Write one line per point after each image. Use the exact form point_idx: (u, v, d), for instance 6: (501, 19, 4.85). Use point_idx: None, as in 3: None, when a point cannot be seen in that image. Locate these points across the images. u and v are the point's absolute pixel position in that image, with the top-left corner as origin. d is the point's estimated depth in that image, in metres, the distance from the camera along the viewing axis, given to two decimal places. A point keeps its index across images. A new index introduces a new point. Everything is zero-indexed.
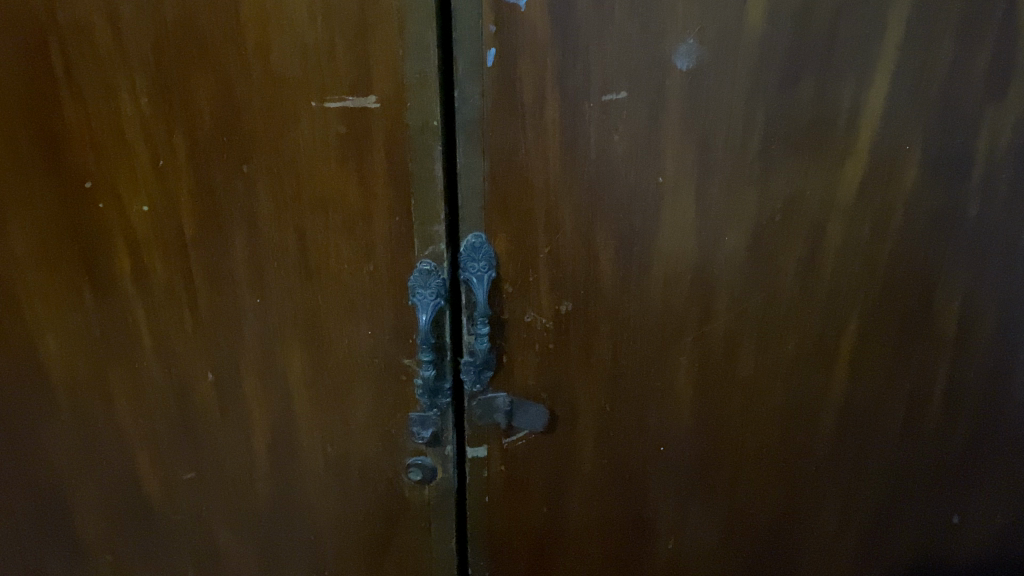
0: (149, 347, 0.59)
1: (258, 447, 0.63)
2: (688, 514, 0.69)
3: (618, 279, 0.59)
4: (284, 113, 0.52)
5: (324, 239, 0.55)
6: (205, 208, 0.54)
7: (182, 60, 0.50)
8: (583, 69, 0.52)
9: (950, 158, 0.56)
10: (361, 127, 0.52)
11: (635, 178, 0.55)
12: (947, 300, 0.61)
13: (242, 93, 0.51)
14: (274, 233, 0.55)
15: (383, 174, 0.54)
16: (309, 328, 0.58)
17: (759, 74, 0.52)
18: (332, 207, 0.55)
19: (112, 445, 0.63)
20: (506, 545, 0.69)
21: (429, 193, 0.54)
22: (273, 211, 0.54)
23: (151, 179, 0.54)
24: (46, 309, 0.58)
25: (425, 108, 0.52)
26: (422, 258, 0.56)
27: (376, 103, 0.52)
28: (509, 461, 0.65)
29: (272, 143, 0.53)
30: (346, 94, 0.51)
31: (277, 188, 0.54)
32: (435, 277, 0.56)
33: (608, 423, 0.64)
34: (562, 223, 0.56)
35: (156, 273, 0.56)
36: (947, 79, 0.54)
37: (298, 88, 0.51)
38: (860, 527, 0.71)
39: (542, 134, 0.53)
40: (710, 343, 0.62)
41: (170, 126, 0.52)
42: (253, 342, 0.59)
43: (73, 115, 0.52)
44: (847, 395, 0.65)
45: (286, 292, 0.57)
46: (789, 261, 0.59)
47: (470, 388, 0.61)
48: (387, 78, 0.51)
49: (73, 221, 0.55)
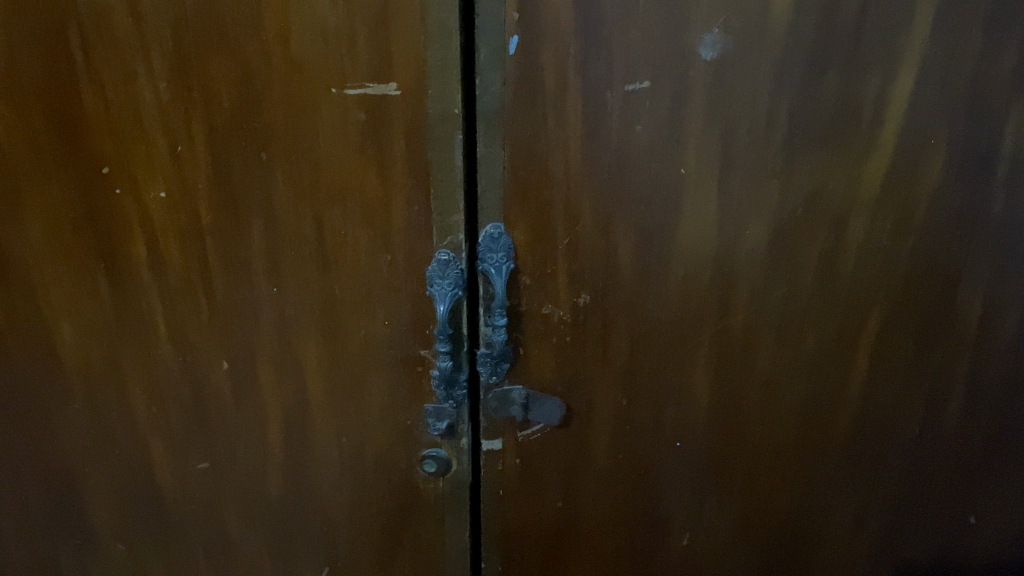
0: (163, 335, 0.60)
1: (272, 434, 0.63)
2: (702, 512, 0.68)
3: (637, 272, 0.58)
4: (303, 100, 0.52)
5: (342, 227, 0.55)
6: (222, 195, 0.55)
7: (202, 45, 0.50)
8: (606, 58, 0.51)
9: (976, 152, 0.55)
10: (380, 116, 0.52)
11: (656, 170, 0.54)
12: (969, 297, 0.60)
13: (262, 79, 0.51)
14: (292, 220, 0.55)
15: (401, 163, 0.53)
16: (325, 317, 0.59)
17: (784, 66, 0.51)
18: (350, 196, 0.54)
19: (128, 430, 0.64)
20: (519, 538, 0.69)
21: (448, 183, 0.54)
22: (290, 198, 0.55)
23: (168, 165, 0.54)
24: (63, 294, 0.59)
25: (446, 95, 0.51)
26: (441, 248, 0.56)
27: (396, 90, 0.51)
28: (523, 452, 0.65)
29: (290, 130, 0.53)
30: (366, 81, 0.51)
31: (295, 176, 0.54)
32: (453, 267, 0.56)
33: (623, 418, 0.64)
34: (582, 215, 0.55)
35: (172, 260, 0.57)
36: (973, 72, 0.53)
37: (317, 75, 0.51)
38: (878, 529, 0.70)
39: (564, 125, 0.52)
40: (729, 339, 0.61)
41: (189, 113, 0.52)
42: (268, 330, 0.59)
43: (91, 101, 0.52)
44: (866, 394, 0.64)
45: (302, 281, 0.57)
46: (809, 257, 0.58)
47: (487, 379, 0.60)
48: (408, 66, 0.50)
49: (90, 207, 0.56)
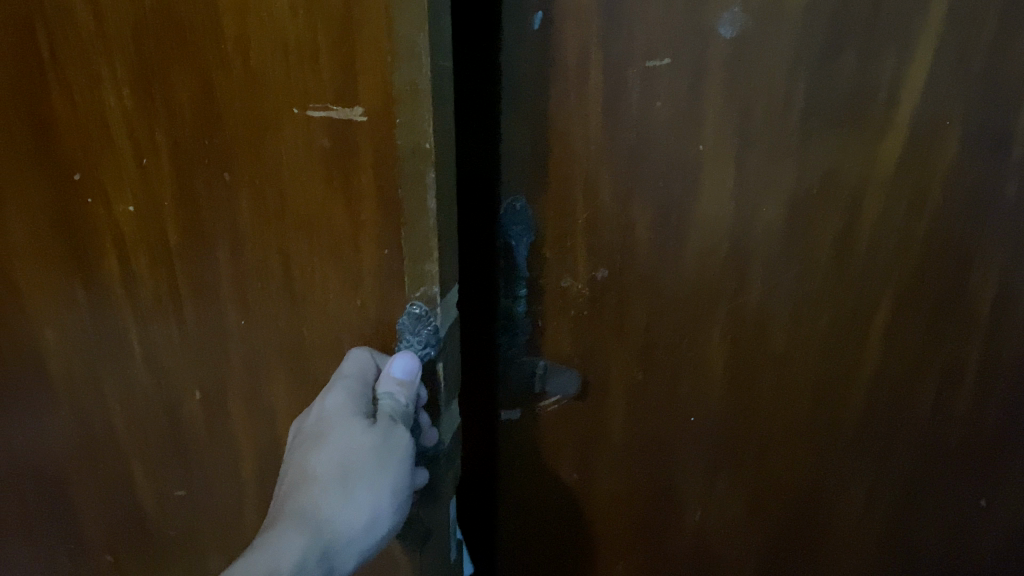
0: (139, 350, 0.59)
1: (243, 460, 0.62)
2: (715, 490, 0.69)
3: (654, 248, 0.59)
4: (266, 118, 0.47)
5: (310, 264, 0.51)
6: (189, 214, 0.52)
7: (161, 51, 0.47)
8: (628, 35, 0.52)
9: (992, 134, 0.56)
10: (345, 143, 0.46)
11: (674, 148, 0.55)
12: (982, 279, 0.62)
13: (222, 91, 0.47)
14: (257, 250, 0.52)
15: (367, 199, 0.47)
16: (294, 355, 0.55)
17: (801, 45, 0.52)
18: (318, 230, 0.49)
19: (107, 440, 0.65)
20: (534, 509, 0.71)
21: (421, 230, 0.47)
22: (255, 226, 0.51)
23: (135, 177, 0.52)
24: (45, 299, 0.59)
25: (415, 128, 0.44)
26: (415, 300, 0.50)
27: (363, 116, 0.45)
28: (539, 424, 0.66)
29: (252, 152, 0.48)
30: (330, 103, 0.45)
31: (259, 202, 0.50)
32: (426, 323, 0.50)
33: (639, 392, 0.64)
34: (601, 190, 0.57)
35: (143, 276, 0.56)
36: (990, 55, 0.54)
37: (280, 90, 0.46)
38: (890, 509, 0.71)
39: (584, 100, 0.54)
40: (743, 317, 0.62)
41: (153, 122, 0.50)
42: (239, 363, 0.57)
43: (61, 104, 0.51)
44: (878, 374, 0.65)
45: (270, 314, 0.54)
46: (825, 235, 0.59)
47: (506, 349, 0.63)
48: (373, 90, 0.44)
49: (66, 213, 0.55)
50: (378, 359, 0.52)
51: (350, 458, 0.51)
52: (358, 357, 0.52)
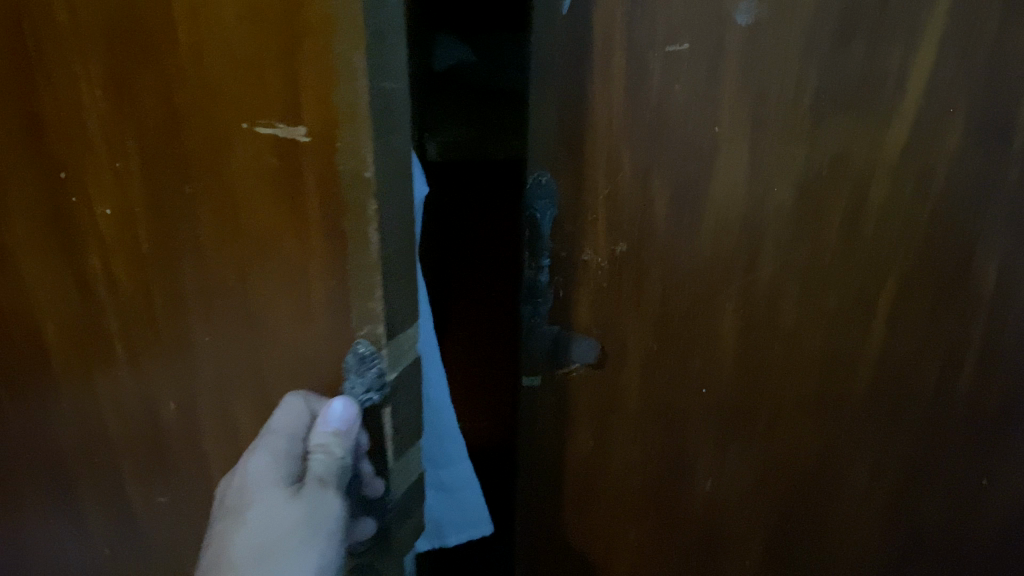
0: (124, 353, 0.57)
1: (214, 465, 0.60)
2: (726, 458, 0.72)
3: (671, 224, 0.62)
4: (219, 135, 0.46)
5: (269, 283, 0.50)
6: (158, 222, 0.51)
7: (128, 56, 0.45)
8: (650, 21, 0.55)
9: (995, 122, 0.59)
10: (293, 167, 0.45)
11: (691, 128, 0.59)
12: (984, 262, 0.65)
13: (181, 100, 0.45)
14: (217, 266, 0.50)
15: (316, 223, 0.47)
16: (256, 369, 0.54)
17: (813, 33, 0.56)
18: (279, 248, 0.48)
19: (95, 436, 0.62)
20: (552, 471, 0.74)
21: (364, 259, 0.47)
22: (215, 241, 0.50)
23: (110, 183, 0.50)
24: (43, 293, 0.57)
25: (355, 155, 0.43)
26: (359, 339, 0.50)
27: (306, 137, 0.44)
28: (559, 389, 0.70)
29: (210, 167, 0.47)
30: (276, 121, 0.44)
31: (219, 219, 0.49)
32: (372, 361, 0.50)
33: (654, 362, 0.68)
34: (621, 167, 0.60)
35: (123, 281, 0.54)
36: (993, 45, 0.57)
37: (231, 103, 0.45)
38: (895, 483, 0.74)
39: (607, 81, 0.58)
40: (755, 293, 0.65)
41: (123, 129, 0.48)
42: (209, 377, 0.55)
43: (46, 98, 0.49)
44: (884, 351, 0.68)
45: (233, 329, 0.53)
46: (834, 215, 0.63)
47: (528, 318, 0.66)
48: (316, 109, 0.43)
49: (55, 210, 0.53)
50: (312, 406, 0.53)
51: (273, 528, 0.57)
52: (291, 404, 0.54)
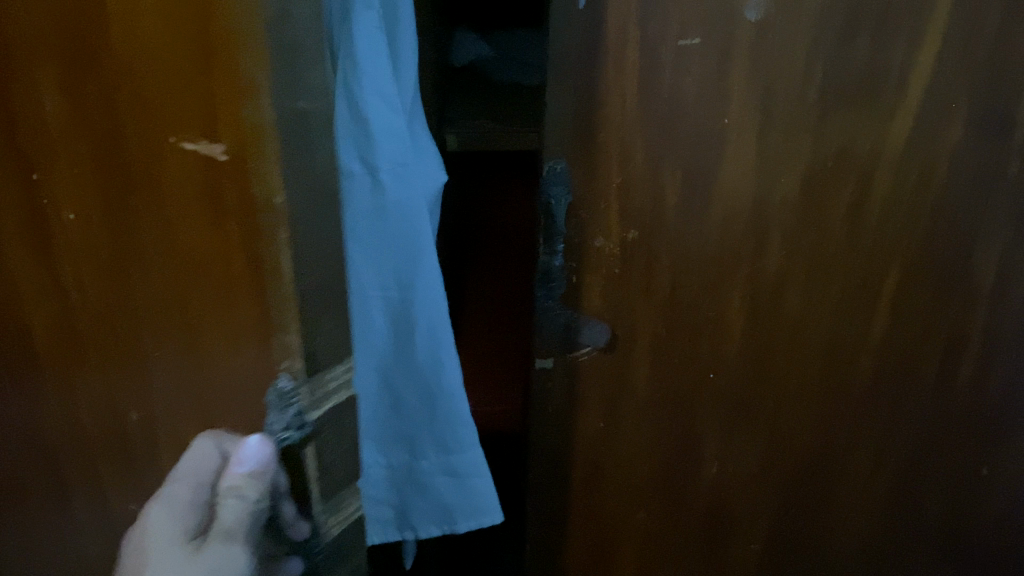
0: (94, 366, 0.51)
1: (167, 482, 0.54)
2: (732, 443, 0.75)
3: (681, 212, 0.65)
4: (156, 147, 0.41)
5: (211, 310, 0.45)
6: (116, 233, 0.45)
7: (76, 52, 0.40)
8: (663, 15, 0.58)
9: (995, 117, 0.62)
10: (213, 185, 0.41)
11: (702, 120, 0.61)
12: (984, 254, 0.67)
13: (123, 106, 0.41)
14: (163, 286, 0.45)
15: (237, 256, 0.42)
16: (206, 399, 0.48)
17: (820, 29, 0.58)
18: (209, 273, 0.44)
19: (47, 464, 0.56)
20: (562, 453, 0.76)
21: (280, 291, 0.42)
22: (166, 262, 0.44)
23: (71, 186, 0.44)
24: (3, 301, 0.51)
25: (269, 180, 0.39)
26: (279, 374, 0.45)
27: (223, 155, 0.39)
28: (570, 373, 0.72)
29: (149, 180, 0.42)
30: (198, 139, 0.40)
31: (167, 239, 0.44)
32: (292, 400, 0.46)
33: (663, 347, 0.70)
34: (634, 157, 0.63)
35: (88, 293, 0.48)
36: (993, 43, 0.59)
37: (159, 114, 0.40)
38: (897, 470, 0.76)
39: (622, 73, 0.60)
40: (762, 280, 0.68)
41: (79, 133, 0.43)
42: (167, 403, 0.50)
43: (9, 95, 0.43)
44: (886, 339, 0.70)
45: (182, 356, 0.47)
46: (839, 206, 0.65)
47: (543, 300, 0.68)
48: (230, 127, 0.39)
49: (23, 216, 0.47)
50: (222, 445, 0.50)
51: None
52: (201, 446, 0.50)
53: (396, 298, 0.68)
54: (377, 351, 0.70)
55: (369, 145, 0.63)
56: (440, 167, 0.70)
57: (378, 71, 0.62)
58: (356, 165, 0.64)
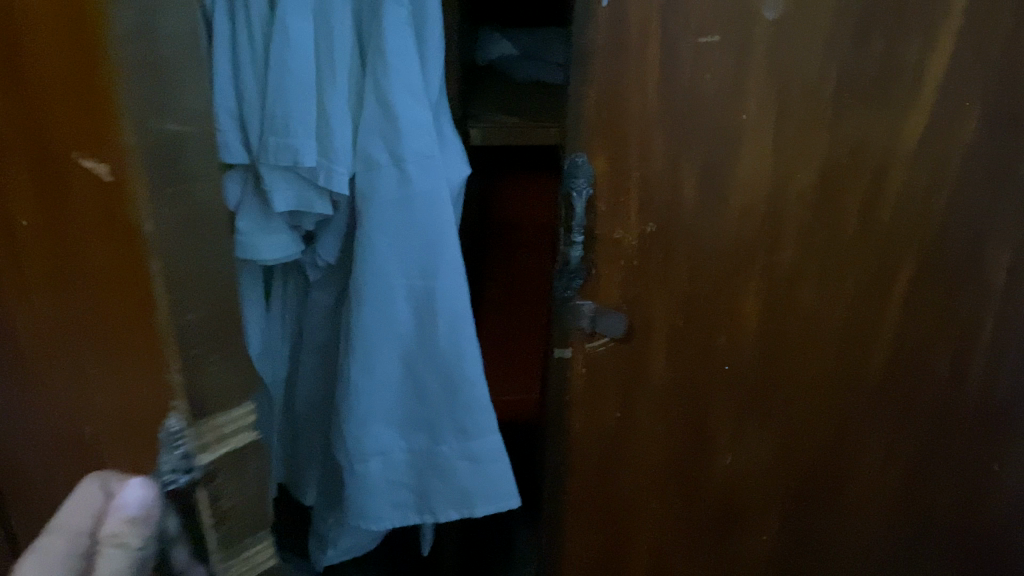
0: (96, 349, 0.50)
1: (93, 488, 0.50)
2: (744, 433, 0.76)
3: (699, 206, 0.66)
4: (72, 151, 0.43)
5: (130, 307, 0.45)
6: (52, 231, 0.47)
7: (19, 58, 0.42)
8: (683, 12, 0.59)
9: (1006, 115, 0.64)
10: (107, 205, 0.43)
11: (721, 115, 0.63)
12: (996, 251, 0.68)
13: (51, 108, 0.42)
14: (101, 284, 0.46)
15: (127, 278, 0.44)
16: (136, 394, 0.49)
17: (837, 28, 0.60)
18: (112, 302, 0.46)
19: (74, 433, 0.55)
20: (578, 444, 0.76)
21: (145, 311, 0.45)
22: (100, 261, 0.45)
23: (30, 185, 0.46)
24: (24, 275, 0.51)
25: (133, 201, 0.42)
26: (170, 413, 0.48)
27: (108, 176, 0.41)
28: (588, 363, 0.72)
29: (72, 178, 0.43)
30: (91, 158, 0.42)
31: (98, 234, 0.44)
32: (179, 440, 0.49)
33: (679, 338, 0.72)
34: (653, 150, 0.64)
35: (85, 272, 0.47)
36: (1004, 42, 0.61)
37: (67, 132, 0.42)
38: (907, 463, 0.78)
39: (643, 68, 0.61)
40: (777, 274, 0.69)
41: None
42: (146, 389, 0.48)
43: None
44: (898, 332, 0.72)
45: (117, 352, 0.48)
46: (854, 200, 0.66)
47: (562, 292, 0.68)
48: (109, 149, 0.41)
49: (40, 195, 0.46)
50: (108, 488, 0.50)
51: None
52: (84, 491, 0.50)
53: (420, 287, 0.70)
54: (400, 338, 0.72)
55: (396, 137, 0.66)
56: (463, 160, 0.72)
57: (407, 66, 0.66)
58: (384, 156, 0.67)
